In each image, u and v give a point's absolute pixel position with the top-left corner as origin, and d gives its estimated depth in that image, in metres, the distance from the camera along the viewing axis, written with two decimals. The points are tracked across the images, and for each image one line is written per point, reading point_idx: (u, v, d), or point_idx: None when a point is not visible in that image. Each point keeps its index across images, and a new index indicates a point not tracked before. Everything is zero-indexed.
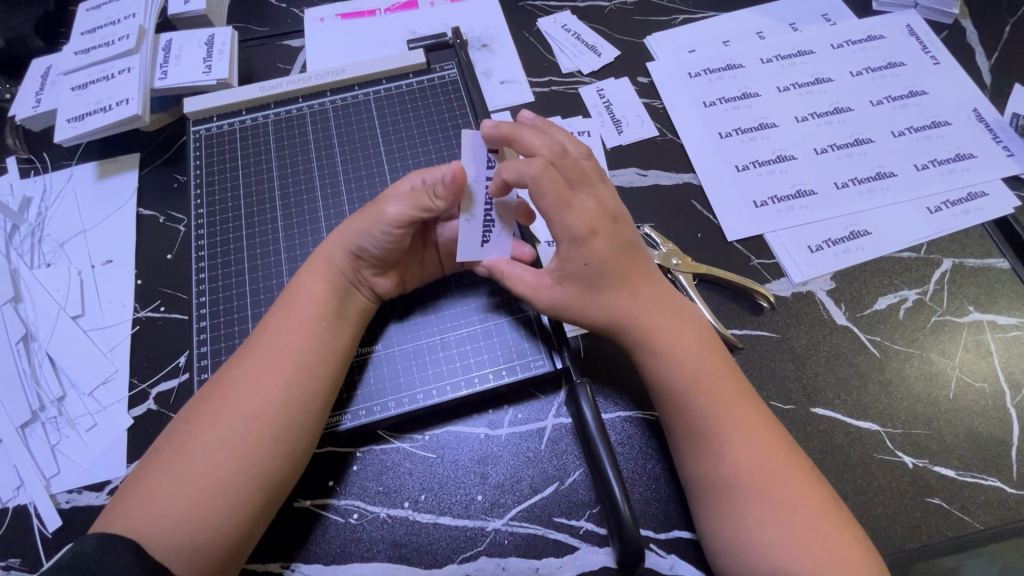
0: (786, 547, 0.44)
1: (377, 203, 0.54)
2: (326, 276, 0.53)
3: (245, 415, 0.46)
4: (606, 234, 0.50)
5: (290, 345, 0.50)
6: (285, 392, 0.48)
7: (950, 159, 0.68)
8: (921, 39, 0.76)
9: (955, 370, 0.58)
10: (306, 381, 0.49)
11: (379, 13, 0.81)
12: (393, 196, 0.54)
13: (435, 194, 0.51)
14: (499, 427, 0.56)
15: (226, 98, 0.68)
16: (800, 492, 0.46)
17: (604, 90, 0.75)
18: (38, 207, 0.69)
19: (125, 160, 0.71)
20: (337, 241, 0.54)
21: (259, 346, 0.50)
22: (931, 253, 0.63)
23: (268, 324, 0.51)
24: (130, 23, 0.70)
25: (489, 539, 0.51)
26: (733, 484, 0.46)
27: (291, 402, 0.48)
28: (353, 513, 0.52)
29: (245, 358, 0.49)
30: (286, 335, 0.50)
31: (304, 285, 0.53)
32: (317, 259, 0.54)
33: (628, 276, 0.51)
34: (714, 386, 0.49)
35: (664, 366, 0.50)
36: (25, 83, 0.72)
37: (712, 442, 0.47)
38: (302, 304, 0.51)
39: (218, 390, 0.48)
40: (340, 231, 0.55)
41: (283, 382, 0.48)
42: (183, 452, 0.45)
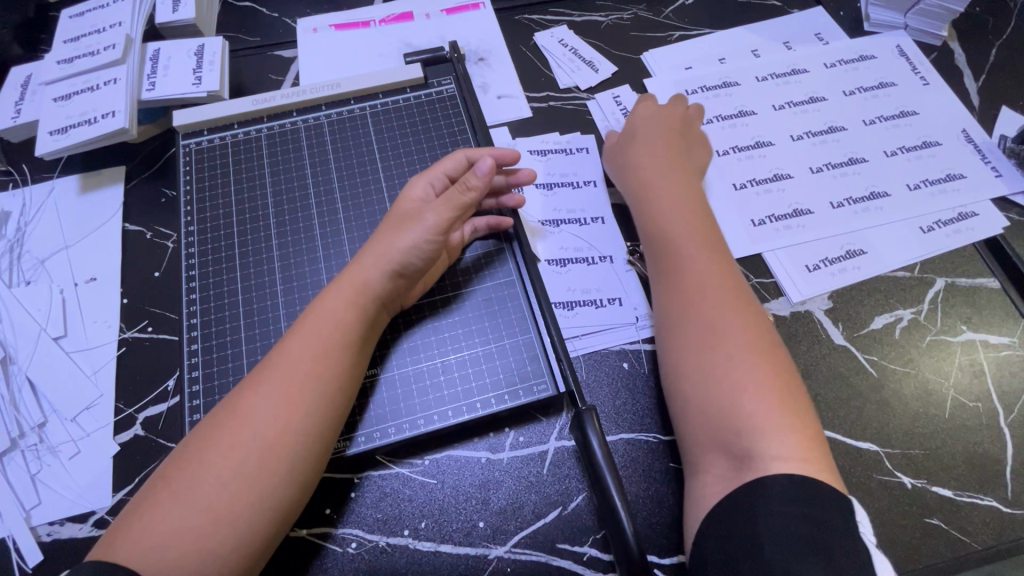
0: (744, 408, 0.47)
1: (408, 215, 0.54)
2: (350, 298, 0.51)
3: (260, 445, 0.45)
4: (665, 116, 0.68)
5: (305, 365, 0.48)
6: (302, 418, 0.46)
7: (941, 179, 0.69)
8: (910, 59, 0.78)
9: (950, 389, 0.59)
10: (325, 404, 0.47)
11: (374, 25, 0.80)
12: (418, 208, 0.55)
13: (468, 187, 0.55)
14: (500, 451, 0.55)
15: (218, 111, 0.66)
16: (776, 378, 0.48)
17: (620, 97, 0.75)
18: (18, 222, 0.66)
19: (110, 173, 0.68)
20: (366, 260, 0.53)
21: (275, 364, 0.48)
22: (925, 272, 0.64)
23: (283, 343, 0.50)
24: (116, 32, 0.68)
25: (492, 567, 0.51)
26: (710, 346, 0.50)
27: (307, 429, 0.46)
28: (351, 542, 0.51)
29: (258, 382, 0.47)
30: (303, 359, 0.48)
31: (323, 305, 0.51)
32: (344, 280, 0.52)
33: (653, 149, 0.64)
34: (704, 256, 0.56)
35: (670, 227, 0.58)
36: (4, 92, 0.69)
37: (697, 300, 0.53)
38: (321, 327, 0.50)
39: (230, 412, 0.46)
40: (365, 252, 0.53)
41: (301, 405, 0.46)
42: (194, 480, 0.43)
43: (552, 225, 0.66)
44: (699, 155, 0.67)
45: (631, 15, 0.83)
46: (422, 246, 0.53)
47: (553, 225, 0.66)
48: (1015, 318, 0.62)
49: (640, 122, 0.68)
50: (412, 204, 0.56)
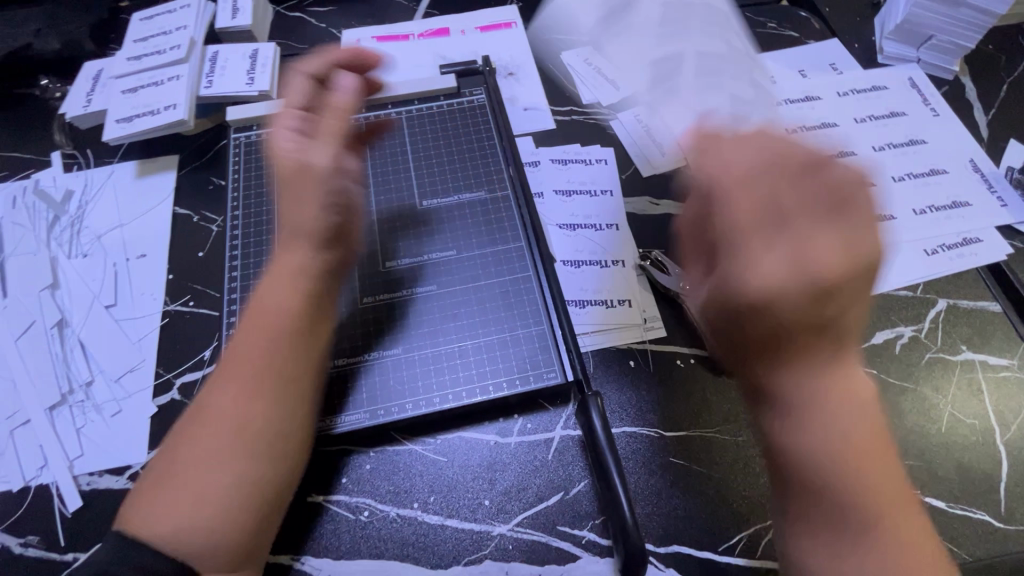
0: (861, 501, 0.40)
1: (311, 171, 0.54)
2: (290, 283, 0.51)
3: (233, 430, 0.45)
4: (764, 165, 0.42)
5: (260, 356, 0.48)
6: (263, 403, 0.47)
7: (947, 206, 0.72)
8: (922, 90, 0.81)
9: (947, 406, 0.60)
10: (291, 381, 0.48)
11: (412, 38, 0.86)
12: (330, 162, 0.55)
13: (344, 107, 0.58)
14: (509, 435, 0.58)
15: (267, 109, 0.73)
16: (885, 456, 0.41)
17: (640, 116, 0.80)
18: (80, 200, 0.72)
19: (164, 161, 0.74)
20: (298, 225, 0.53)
21: (235, 358, 0.48)
22: (927, 293, 0.67)
23: (241, 333, 0.49)
24: (181, 34, 0.75)
25: (495, 543, 0.53)
26: (838, 419, 0.40)
27: (278, 415, 0.47)
28: (364, 510, 0.55)
29: (217, 380, 0.48)
30: (254, 350, 0.48)
31: (265, 293, 0.51)
32: (276, 269, 0.52)
33: (790, 219, 0.40)
34: (848, 443, 0.40)
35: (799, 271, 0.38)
36: (76, 83, 0.76)
37: (835, 499, 0.40)
38: (267, 314, 0.50)
39: (200, 410, 0.47)
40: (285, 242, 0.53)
41: (262, 393, 0.47)
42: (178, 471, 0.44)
43: (568, 229, 0.70)
44: (852, 229, 0.39)
45: None
46: (319, 203, 0.53)
47: (569, 228, 0.70)
48: (1015, 342, 0.64)
49: (743, 165, 0.42)
50: (292, 153, 0.54)
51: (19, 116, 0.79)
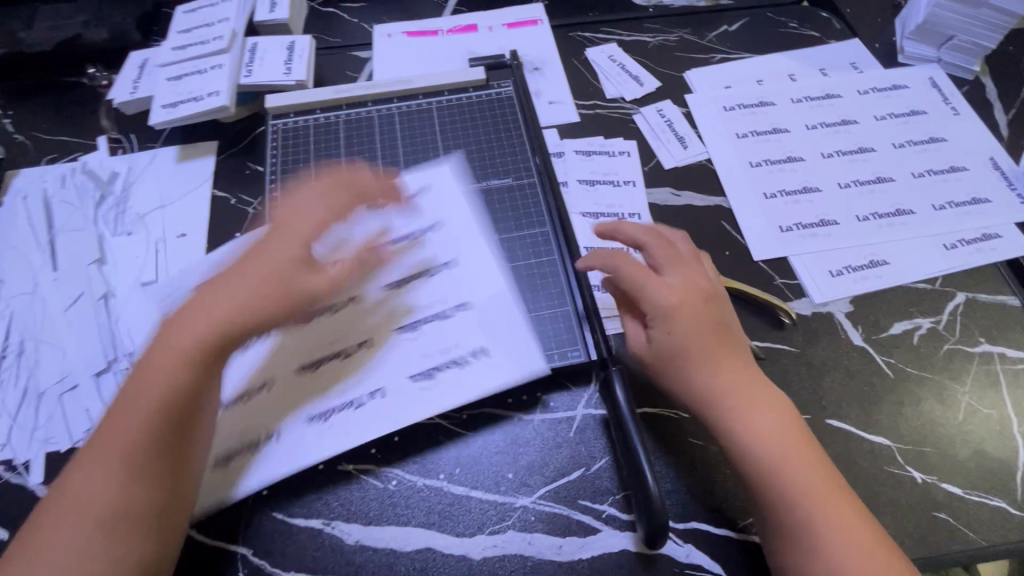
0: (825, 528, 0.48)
1: (264, 262, 0.54)
2: (167, 359, 0.49)
3: (97, 499, 0.46)
4: (693, 311, 0.55)
5: (117, 431, 0.48)
6: (129, 481, 0.47)
7: (966, 203, 0.72)
8: (942, 90, 0.82)
9: (964, 396, 0.61)
10: (167, 445, 0.48)
11: (441, 33, 0.89)
12: (283, 255, 0.54)
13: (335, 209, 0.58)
14: (533, 412, 0.60)
15: (304, 97, 0.76)
16: (833, 485, 0.50)
17: (663, 110, 0.81)
18: (125, 180, 0.75)
19: (204, 146, 0.78)
20: (239, 293, 0.52)
21: (119, 410, 0.49)
22: (946, 286, 0.68)
23: (126, 391, 0.50)
24: (223, 26, 0.79)
25: (518, 514, 0.55)
26: (777, 450, 0.51)
27: (138, 479, 0.47)
28: (392, 480, 0.57)
29: (93, 447, 0.48)
30: (130, 426, 0.48)
31: (172, 333, 0.51)
32: (169, 341, 0.50)
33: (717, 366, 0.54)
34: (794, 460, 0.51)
35: (695, 338, 0.55)
36: (124, 72, 0.79)
37: (797, 507, 0.49)
38: (150, 389, 0.49)
39: (80, 464, 0.48)
40: (190, 321, 0.51)
41: (126, 455, 0.47)
42: (50, 528, 0.46)
43: (592, 217, 0.71)
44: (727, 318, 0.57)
45: (677, 37, 0.90)
46: (281, 285, 0.53)
47: (593, 217, 0.71)
48: None
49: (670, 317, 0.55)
50: (282, 257, 0.54)
51: (66, 102, 0.82)
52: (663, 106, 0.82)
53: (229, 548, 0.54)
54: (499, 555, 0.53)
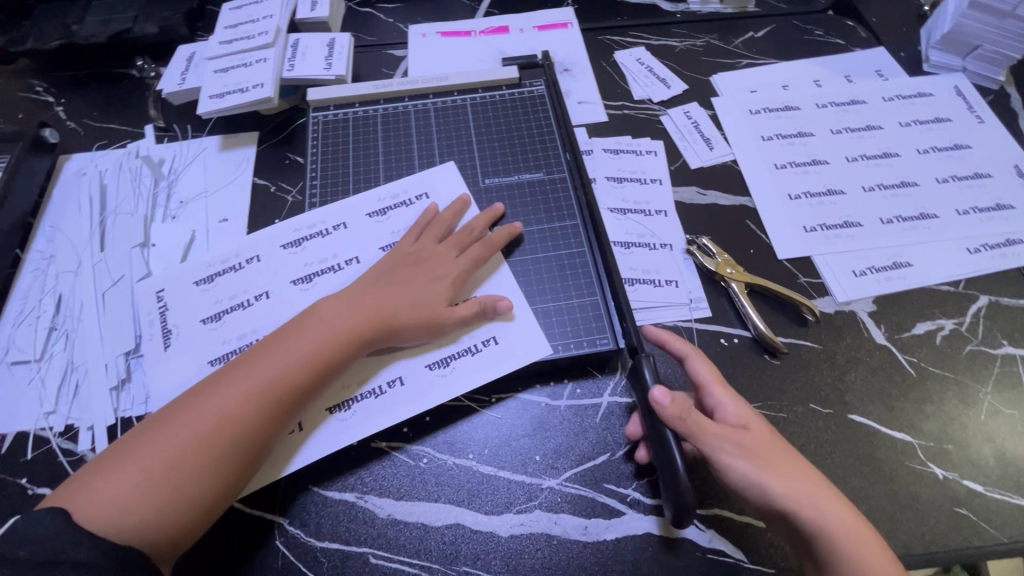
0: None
1: (427, 266, 0.62)
2: (328, 335, 0.55)
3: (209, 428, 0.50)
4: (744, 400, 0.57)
5: (258, 377, 0.53)
6: (245, 424, 0.51)
7: (990, 208, 0.73)
8: (967, 98, 0.83)
9: (987, 396, 0.62)
10: (293, 410, 0.54)
11: (474, 34, 0.92)
12: (442, 265, 0.62)
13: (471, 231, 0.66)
14: (560, 398, 0.62)
15: (344, 92, 0.79)
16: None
17: (690, 112, 0.83)
18: (170, 167, 0.79)
19: (246, 136, 0.81)
20: (397, 304, 0.58)
21: (270, 350, 0.55)
22: (969, 289, 0.69)
23: (279, 338, 0.56)
24: (268, 22, 0.82)
25: (544, 495, 0.57)
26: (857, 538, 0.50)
27: (248, 427, 0.51)
28: (423, 458, 0.59)
29: (228, 381, 0.53)
30: (272, 379, 0.53)
31: (328, 313, 0.57)
32: (333, 318, 0.57)
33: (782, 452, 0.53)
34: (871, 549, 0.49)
35: (750, 415, 0.54)
36: (172, 64, 0.83)
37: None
38: (299, 352, 0.54)
39: (215, 384, 0.53)
40: (360, 305, 0.58)
41: (255, 401, 0.52)
42: (159, 438, 0.50)
43: (619, 213, 0.73)
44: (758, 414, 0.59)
45: (704, 42, 0.92)
46: (446, 286, 0.61)
47: (620, 213, 0.73)
48: None
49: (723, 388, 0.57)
50: (440, 265, 0.62)
51: (116, 92, 0.86)
52: (690, 108, 0.84)
53: (267, 517, 0.56)
54: (526, 533, 0.55)
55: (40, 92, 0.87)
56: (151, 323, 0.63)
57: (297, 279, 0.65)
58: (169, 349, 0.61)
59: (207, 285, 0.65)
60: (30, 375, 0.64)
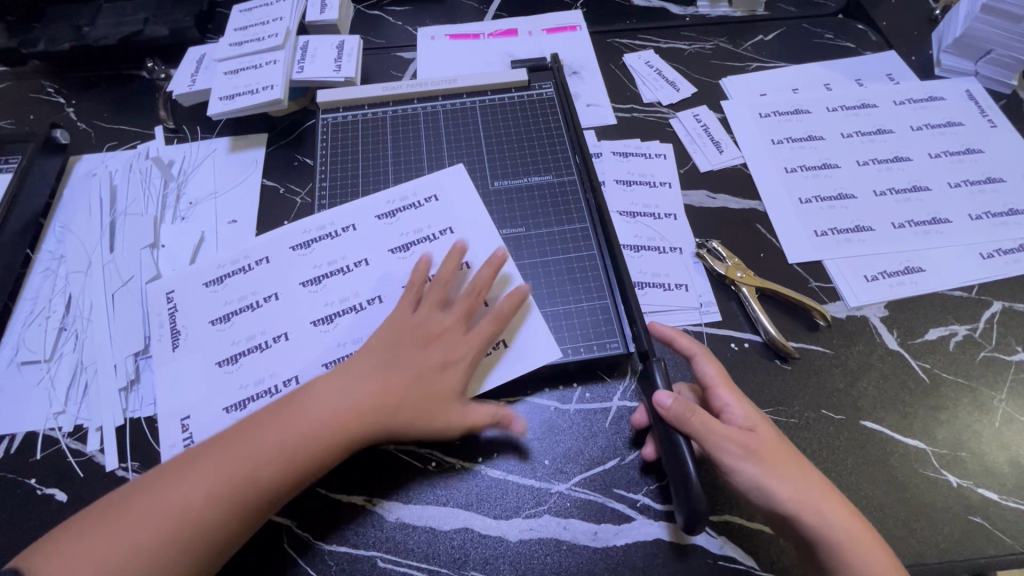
0: None
1: (430, 345, 0.57)
2: (320, 420, 0.52)
3: (186, 509, 0.47)
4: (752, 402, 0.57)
5: (244, 459, 0.50)
6: (226, 509, 0.48)
7: (1004, 213, 0.73)
8: (979, 102, 0.83)
9: (1001, 403, 0.61)
10: (280, 493, 0.50)
11: (483, 37, 0.92)
12: (448, 344, 0.57)
13: (480, 293, 0.60)
14: (569, 402, 0.61)
15: (353, 93, 0.79)
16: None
17: (699, 115, 0.83)
18: (180, 168, 0.79)
19: (255, 138, 0.81)
20: (398, 395, 0.54)
21: (249, 435, 0.51)
22: (982, 295, 0.68)
23: (259, 421, 0.52)
24: (278, 24, 0.82)
25: (554, 500, 0.56)
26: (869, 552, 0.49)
27: (228, 515, 0.48)
28: (431, 461, 0.58)
29: (214, 459, 0.50)
30: (259, 461, 0.50)
31: (322, 396, 0.53)
32: (326, 406, 0.52)
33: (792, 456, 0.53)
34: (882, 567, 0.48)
35: (759, 418, 0.54)
36: (183, 66, 0.83)
37: None
38: (289, 433, 0.51)
39: (185, 466, 0.50)
40: (355, 393, 0.53)
41: (226, 498, 0.48)
42: (132, 518, 0.47)
43: (629, 216, 0.73)
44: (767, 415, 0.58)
45: (713, 45, 0.92)
46: (452, 371, 0.56)
47: (630, 216, 0.73)
48: None
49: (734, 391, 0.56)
50: (445, 343, 0.57)
51: (127, 94, 0.87)
52: (700, 112, 0.84)
53: (275, 519, 0.56)
54: (536, 538, 0.55)
55: (52, 93, 0.87)
56: (160, 323, 0.63)
57: (306, 281, 0.65)
58: (178, 350, 0.61)
59: (216, 286, 0.65)
60: (40, 375, 0.64)
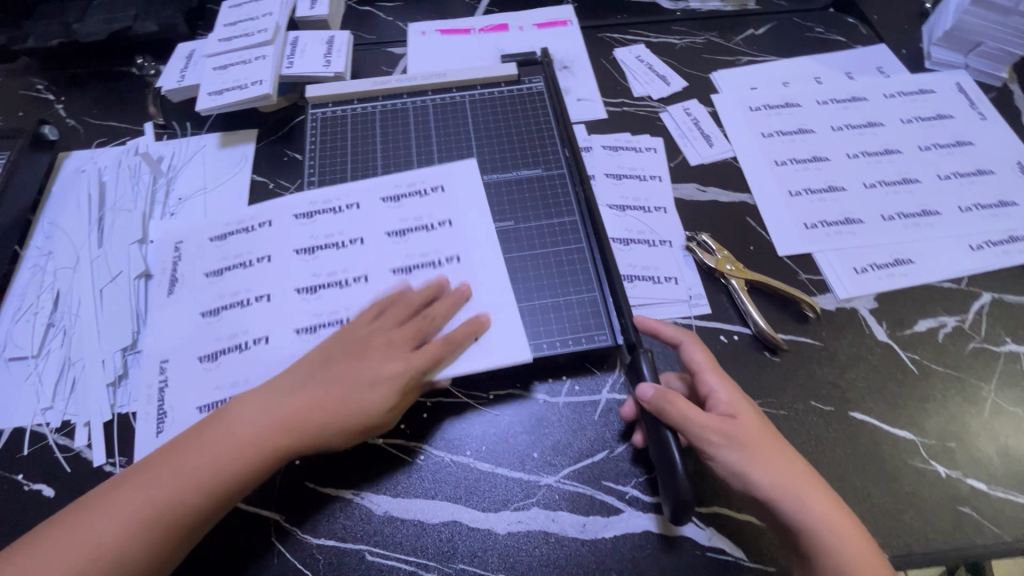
0: None
1: (366, 356, 0.55)
2: (247, 439, 0.51)
3: (116, 530, 0.47)
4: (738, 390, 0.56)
5: (175, 481, 0.49)
6: (153, 531, 0.48)
7: (993, 205, 0.73)
8: (969, 95, 0.83)
9: (990, 394, 0.61)
10: (207, 513, 0.49)
11: (473, 32, 0.92)
12: (384, 354, 0.55)
13: (432, 317, 0.59)
14: (558, 395, 0.61)
15: (343, 88, 0.79)
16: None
17: (690, 109, 0.83)
18: (170, 164, 0.79)
19: (245, 134, 0.81)
20: (324, 409, 0.52)
21: (169, 462, 0.50)
22: (972, 286, 0.68)
23: (193, 439, 0.52)
24: (267, 19, 0.82)
25: (543, 492, 0.56)
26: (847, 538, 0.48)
27: (158, 536, 0.48)
28: (420, 455, 0.58)
29: (148, 479, 0.49)
30: (185, 482, 0.49)
31: (251, 412, 0.52)
32: (255, 422, 0.52)
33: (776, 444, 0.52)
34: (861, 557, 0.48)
35: (743, 405, 0.53)
36: (173, 61, 0.83)
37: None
38: (217, 453, 0.50)
39: (100, 499, 0.49)
40: (284, 408, 0.52)
41: (151, 527, 0.48)
42: (70, 538, 0.47)
43: (619, 209, 0.73)
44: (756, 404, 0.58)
45: (704, 40, 0.92)
46: (383, 383, 0.54)
47: (620, 209, 0.73)
48: None
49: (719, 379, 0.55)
50: (381, 356, 0.55)
51: (117, 90, 0.86)
52: (691, 106, 0.84)
53: (263, 514, 0.55)
54: (524, 530, 0.55)
55: (41, 90, 0.87)
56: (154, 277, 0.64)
57: (301, 249, 0.65)
58: (167, 308, 0.63)
59: (220, 242, 0.67)
60: (27, 371, 0.64)
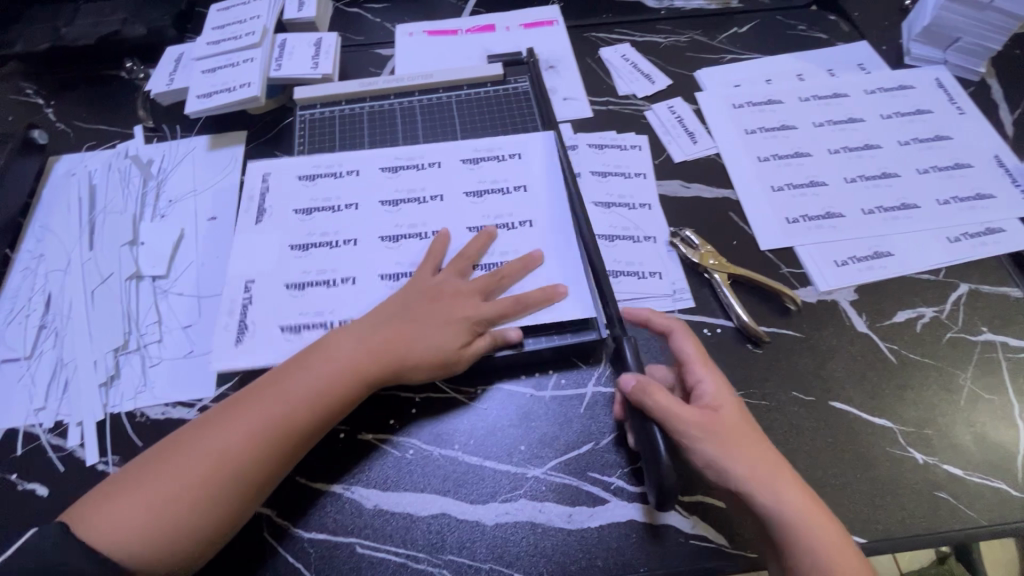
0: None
1: (446, 302, 0.61)
2: (341, 370, 0.56)
3: (226, 446, 0.52)
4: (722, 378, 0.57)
5: (279, 406, 0.54)
6: (259, 449, 0.52)
7: (970, 197, 0.74)
8: (948, 91, 0.84)
9: (967, 382, 0.63)
10: (305, 436, 0.54)
11: (460, 33, 0.93)
12: (461, 301, 0.61)
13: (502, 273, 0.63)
14: (545, 389, 0.62)
15: (331, 90, 0.80)
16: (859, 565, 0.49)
17: (674, 107, 0.84)
18: (160, 167, 0.79)
19: (234, 136, 0.82)
20: (407, 346, 0.58)
21: (273, 389, 0.55)
22: (949, 277, 0.69)
23: (291, 370, 0.57)
24: (255, 22, 0.83)
25: (530, 483, 0.57)
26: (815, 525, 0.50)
27: (263, 452, 0.52)
28: (409, 449, 0.59)
29: (251, 406, 0.54)
30: (288, 404, 0.54)
31: (341, 347, 0.58)
32: (348, 354, 0.57)
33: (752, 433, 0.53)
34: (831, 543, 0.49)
35: (723, 396, 0.54)
36: (161, 65, 0.84)
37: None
38: (315, 381, 0.55)
39: (217, 421, 0.54)
40: (373, 342, 0.58)
41: (259, 444, 0.52)
42: (185, 454, 0.52)
43: (604, 206, 0.74)
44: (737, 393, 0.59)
45: (688, 38, 0.93)
46: (460, 329, 0.59)
47: (605, 206, 0.74)
48: None
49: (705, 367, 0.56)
50: (458, 303, 0.61)
51: (106, 94, 0.87)
52: (675, 104, 0.85)
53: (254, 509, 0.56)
54: (511, 521, 0.56)
55: (30, 95, 0.87)
56: None
57: (296, 246, 0.67)
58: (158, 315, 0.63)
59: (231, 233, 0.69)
60: (19, 373, 0.64)
